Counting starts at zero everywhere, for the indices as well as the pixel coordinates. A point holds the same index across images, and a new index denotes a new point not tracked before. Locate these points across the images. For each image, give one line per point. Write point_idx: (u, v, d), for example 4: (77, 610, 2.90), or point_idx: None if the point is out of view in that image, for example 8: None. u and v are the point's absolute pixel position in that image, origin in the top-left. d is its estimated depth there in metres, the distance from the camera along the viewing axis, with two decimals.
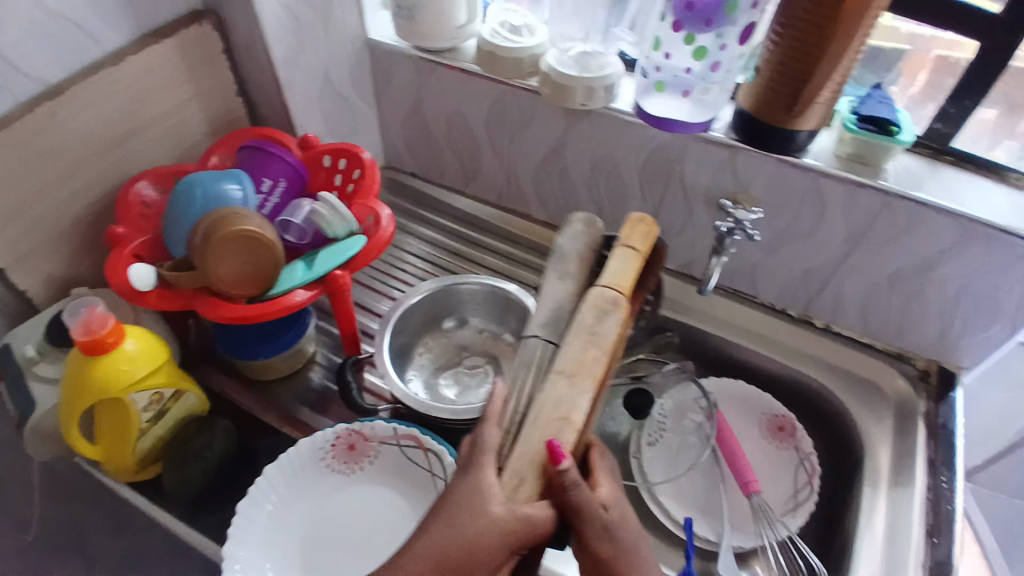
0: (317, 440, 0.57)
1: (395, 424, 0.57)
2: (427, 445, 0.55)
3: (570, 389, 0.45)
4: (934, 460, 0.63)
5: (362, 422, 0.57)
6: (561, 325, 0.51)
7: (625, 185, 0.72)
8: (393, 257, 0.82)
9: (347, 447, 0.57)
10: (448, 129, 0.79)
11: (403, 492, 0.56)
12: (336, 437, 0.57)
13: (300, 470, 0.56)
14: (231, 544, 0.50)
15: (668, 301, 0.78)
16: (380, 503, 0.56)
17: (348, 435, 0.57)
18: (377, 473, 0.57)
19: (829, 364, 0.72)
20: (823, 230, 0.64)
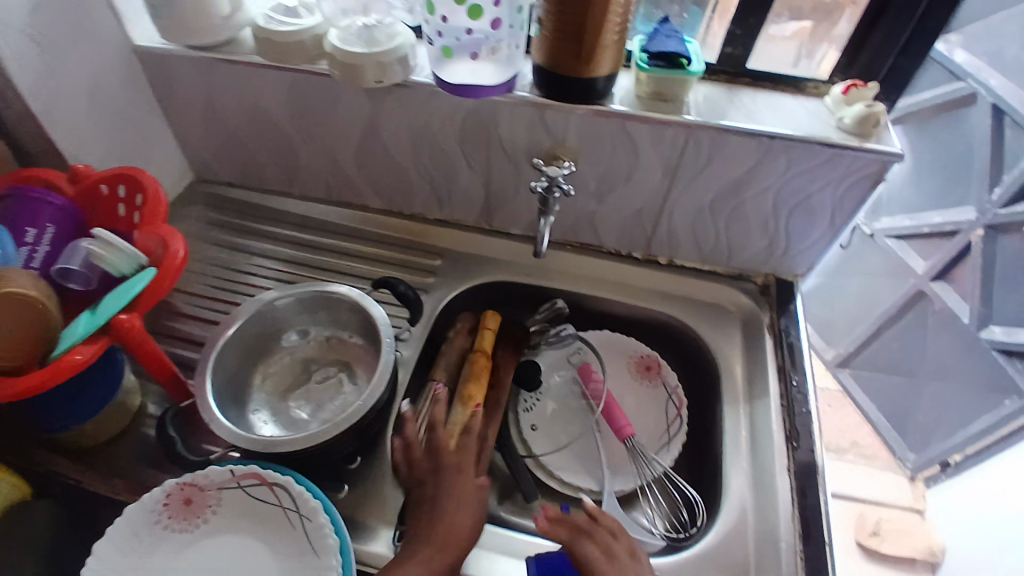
0: (147, 503, 0.52)
1: (231, 465, 0.54)
2: (271, 480, 0.53)
3: (465, 419, 0.62)
4: (783, 366, 0.67)
5: (193, 473, 0.53)
6: (450, 372, 0.67)
7: (449, 157, 0.69)
8: (228, 279, 0.75)
9: (184, 502, 0.54)
10: (253, 129, 0.73)
11: (255, 533, 0.54)
12: (167, 495, 0.53)
13: (132, 541, 0.51)
14: None
15: (521, 267, 0.76)
16: (234, 549, 0.54)
17: (180, 490, 0.54)
18: (223, 521, 0.54)
19: (677, 297, 0.75)
20: (641, 169, 0.65)
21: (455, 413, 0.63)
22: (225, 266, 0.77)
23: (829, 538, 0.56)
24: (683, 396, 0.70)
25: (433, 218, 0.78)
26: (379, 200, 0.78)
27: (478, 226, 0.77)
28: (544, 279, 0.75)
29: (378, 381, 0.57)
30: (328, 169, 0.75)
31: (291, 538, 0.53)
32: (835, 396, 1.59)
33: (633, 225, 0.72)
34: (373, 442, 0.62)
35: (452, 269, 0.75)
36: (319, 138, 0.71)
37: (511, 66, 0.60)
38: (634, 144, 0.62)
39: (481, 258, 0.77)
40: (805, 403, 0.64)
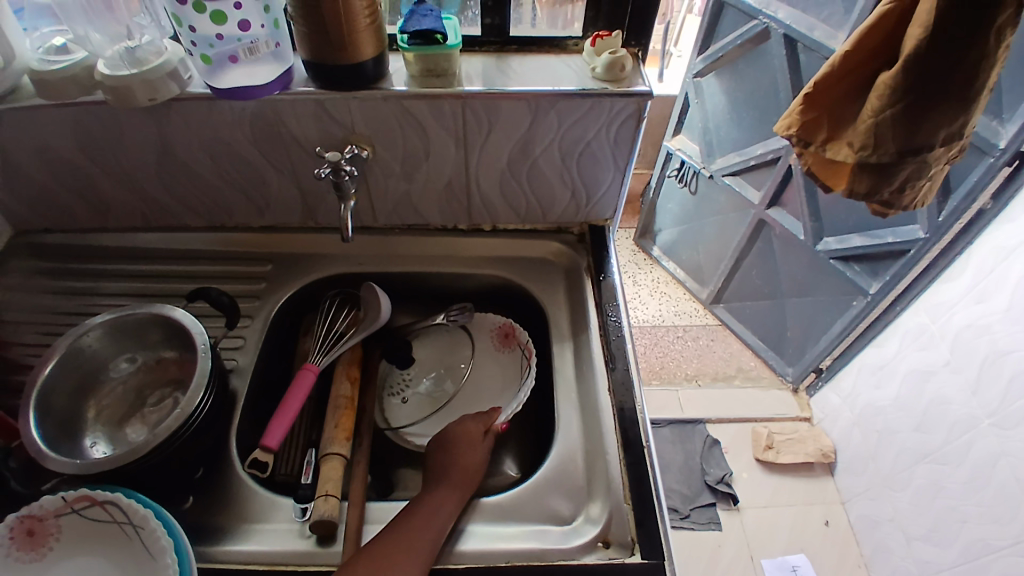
0: None
1: (64, 492, 0.53)
2: (100, 499, 0.53)
3: (339, 385, 0.67)
4: (601, 302, 0.72)
5: (28, 504, 0.53)
6: (328, 345, 0.70)
7: (251, 162, 0.69)
8: (54, 325, 0.73)
9: (26, 533, 0.53)
10: (46, 168, 0.70)
11: (105, 553, 0.53)
12: (10, 528, 0.52)
13: None
14: None
15: (354, 259, 0.78)
16: (83, 570, 0.53)
17: (21, 521, 0.53)
18: (74, 543, 0.53)
19: (506, 258, 0.80)
20: (434, 145, 0.69)
21: (338, 387, 0.67)
22: (52, 312, 0.74)
23: (646, 442, 0.61)
24: (532, 348, 0.72)
25: (257, 226, 0.78)
26: (198, 218, 0.77)
27: (303, 226, 0.78)
28: (377, 265, 0.78)
29: (205, 385, 0.58)
30: (138, 198, 0.74)
31: (136, 558, 0.52)
32: (717, 329, 1.72)
33: (447, 198, 0.75)
34: (217, 452, 0.62)
35: (282, 272, 0.76)
36: (119, 167, 0.70)
37: (280, 61, 0.62)
38: (416, 121, 0.66)
39: (311, 256, 0.78)
40: (619, 330, 0.69)
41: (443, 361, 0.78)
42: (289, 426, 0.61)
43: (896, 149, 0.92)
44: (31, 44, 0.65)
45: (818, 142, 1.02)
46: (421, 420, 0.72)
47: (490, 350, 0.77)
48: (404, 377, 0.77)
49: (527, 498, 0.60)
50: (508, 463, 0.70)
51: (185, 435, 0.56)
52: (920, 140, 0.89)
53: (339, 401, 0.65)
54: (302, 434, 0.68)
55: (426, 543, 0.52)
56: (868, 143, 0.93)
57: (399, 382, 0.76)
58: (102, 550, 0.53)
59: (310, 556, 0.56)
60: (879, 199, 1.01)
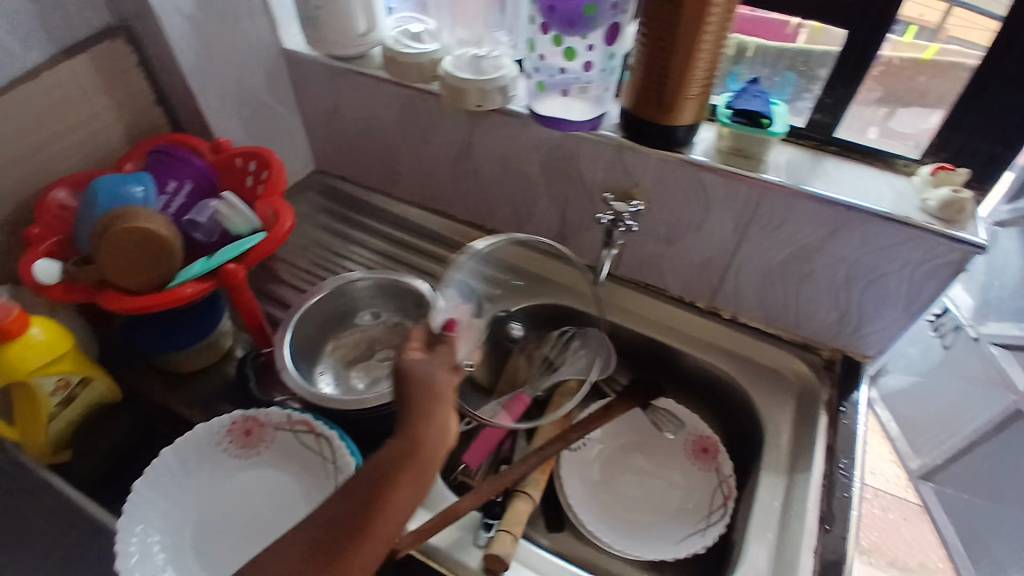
0: (214, 425, 0.58)
1: (290, 410, 0.59)
2: (319, 429, 0.58)
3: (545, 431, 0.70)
4: (833, 448, 0.65)
5: (258, 408, 0.59)
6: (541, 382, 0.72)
7: (532, 182, 0.73)
8: (320, 260, 0.83)
9: (243, 432, 0.59)
10: (367, 132, 0.81)
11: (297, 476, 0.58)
12: (233, 422, 0.59)
13: (197, 455, 0.57)
14: (126, 519, 0.52)
15: (584, 297, 0.78)
16: (274, 485, 0.58)
17: (244, 421, 0.59)
18: (276, 455, 0.59)
19: (735, 354, 0.73)
20: (711, 221, 0.66)
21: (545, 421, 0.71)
22: (322, 248, 0.85)
23: None
24: (733, 488, 0.66)
25: (509, 237, 0.82)
26: (464, 212, 0.83)
27: (549, 252, 0.80)
28: (601, 311, 0.76)
29: None
30: (424, 180, 0.82)
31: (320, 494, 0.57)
32: (912, 510, 1.46)
33: (699, 275, 0.72)
34: None
35: (517, 285, 0.79)
36: (420, 150, 0.78)
37: (598, 105, 0.65)
38: (705, 195, 0.64)
39: (548, 278, 0.79)
40: (847, 489, 0.61)
41: (628, 434, 0.72)
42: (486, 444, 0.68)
43: None
44: (389, 23, 0.76)
45: None
46: (586, 493, 0.67)
47: (686, 455, 0.70)
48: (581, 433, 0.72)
49: None
50: (666, 571, 0.64)
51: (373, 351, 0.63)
52: None
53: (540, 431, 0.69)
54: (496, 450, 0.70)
55: (362, 529, 0.41)
56: None
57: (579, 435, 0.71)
58: (296, 472, 0.58)
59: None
60: None
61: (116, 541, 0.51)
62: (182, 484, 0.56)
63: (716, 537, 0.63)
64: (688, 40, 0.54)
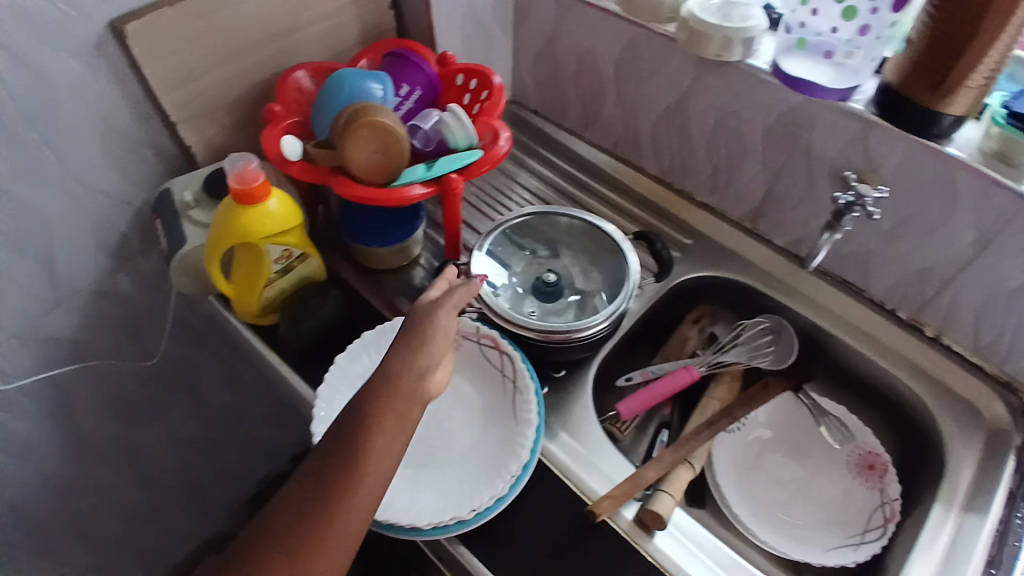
0: (409, 321, 0.63)
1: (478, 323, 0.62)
2: (503, 347, 0.60)
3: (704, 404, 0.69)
4: (1014, 493, 0.60)
5: None
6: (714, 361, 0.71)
7: (746, 147, 0.69)
8: (504, 187, 0.84)
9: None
10: (578, 68, 0.79)
11: (477, 385, 0.61)
12: None
13: (393, 345, 0.62)
14: (325, 388, 0.57)
15: (769, 277, 0.74)
16: (455, 389, 0.61)
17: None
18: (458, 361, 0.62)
19: (925, 374, 0.68)
20: (948, 228, 0.60)
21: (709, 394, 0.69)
22: (506, 175, 0.85)
23: None
24: (897, 511, 0.62)
25: (698, 201, 0.79)
26: (656, 166, 0.80)
27: (741, 224, 0.76)
28: (785, 296, 0.72)
29: (604, 315, 0.61)
30: (623, 126, 0.80)
31: (494, 406, 0.60)
32: None
33: (910, 282, 0.67)
34: (580, 364, 0.68)
35: (700, 252, 0.76)
36: (630, 94, 0.75)
37: (855, 77, 0.59)
38: (953, 198, 0.58)
39: (734, 253, 0.76)
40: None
41: (788, 430, 0.70)
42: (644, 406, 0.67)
43: None
44: None
45: None
46: (736, 476, 0.66)
47: (847, 466, 0.67)
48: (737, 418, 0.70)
49: None
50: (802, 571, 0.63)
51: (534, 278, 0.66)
52: None
53: (706, 404, 0.68)
54: (652, 412, 0.70)
55: (336, 516, 0.38)
56: None
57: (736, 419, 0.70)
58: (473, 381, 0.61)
59: (632, 536, 0.56)
60: None
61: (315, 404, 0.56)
62: (376, 369, 0.61)
63: (870, 553, 0.60)
64: (1003, 13, 0.48)
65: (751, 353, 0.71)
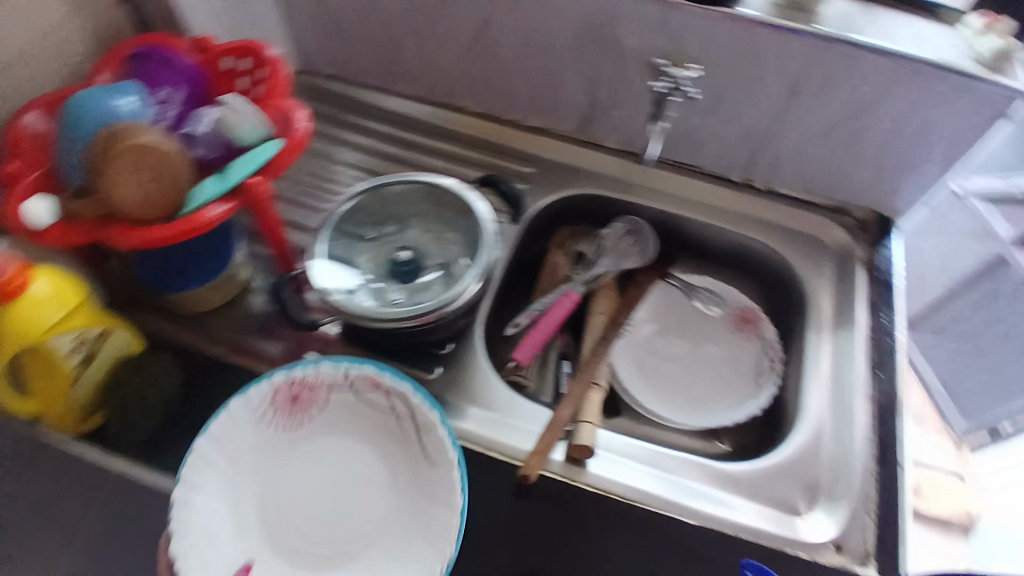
0: (251, 399, 0.51)
1: (343, 364, 0.53)
2: (387, 385, 0.53)
3: (594, 320, 0.69)
4: (874, 301, 0.67)
5: (301, 369, 0.52)
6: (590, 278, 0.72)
7: (558, 59, 0.67)
8: (321, 170, 0.75)
9: (292, 398, 0.53)
10: (363, 21, 0.72)
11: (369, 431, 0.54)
12: (273, 390, 0.52)
13: (249, 440, 0.51)
14: (176, 543, 0.46)
15: (615, 182, 0.75)
16: (343, 455, 0.53)
17: (290, 386, 0.52)
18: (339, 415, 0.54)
19: (769, 224, 0.72)
20: (758, 85, 0.63)
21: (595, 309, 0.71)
22: (319, 156, 0.77)
23: (903, 460, 0.58)
24: (779, 351, 0.69)
25: (526, 126, 0.77)
26: (475, 102, 0.76)
27: (574, 138, 0.76)
28: (635, 197, 0.74)
29: (474, 273, 0.58)
30: (429, 68, 0.74)
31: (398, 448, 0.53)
32: None
33: (737, 148, 0.70)
34: (463, 330, 0.65)
35: (545, 176, 0.75)
36: (426, 34, 0.70)
37: None
38: (756, 58, 0.60)
39: (575, 168, 0.75)
40: (893, 340, 0.64)
41: (672, 314, 0.74)
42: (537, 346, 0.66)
43: None
44: None
45: None
46: (638, 373, 0.70)
47: (731, 327, 0.72)
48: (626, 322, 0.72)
49: (760, 478, 0.58)
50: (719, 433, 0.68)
51: (386, 261, 0.61)
52: None
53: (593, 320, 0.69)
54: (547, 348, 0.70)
55: None
56: None
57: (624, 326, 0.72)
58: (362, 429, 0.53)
59: (569, 475, 0.57)
60: None
61: (175, 556, 0.46)
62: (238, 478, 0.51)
63: (771, 398, 0.67)
64: None
65: (618, 257, 0.73)
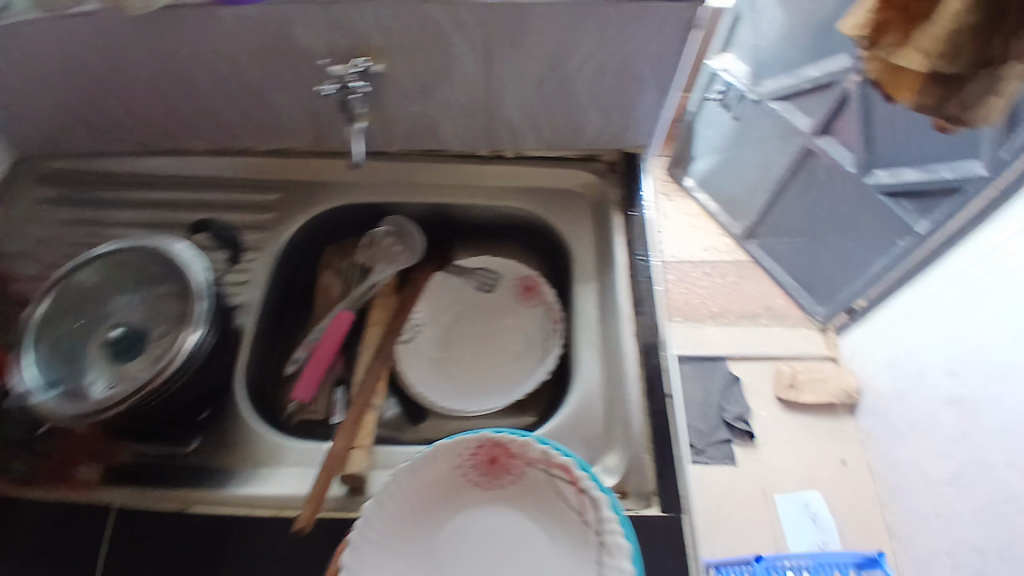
0: (457, 449, 0.48)
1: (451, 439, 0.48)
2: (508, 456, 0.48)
3: (371, 334, 0.66)
4: (631, 239, 0.67)
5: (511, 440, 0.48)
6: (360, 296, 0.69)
7: (251, 79, 0.62)
8: (56, 257, 0.69)
9: (489, 460, 0.49)
10: (30, 86, 0.64)
11: (513, 501, 0.49)
12: (477, 447, 0.48)
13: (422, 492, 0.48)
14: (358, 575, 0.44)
15: (364, 186, 0.73)
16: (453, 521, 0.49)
17: (491, 448, 0.48)
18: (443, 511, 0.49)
19: (524, 189, 0.73)
20: (453, 60, 0.60)
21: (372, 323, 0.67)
22: (46, 242, 0.70)
23: (670, 391, 0.58)
24: (559, 311, 0.69)
25: (263, 150, 0.72)
26: (200, 142, 0.71)
27: (311, 151, 0.72)
28: (385, 194, 0.72)
29: (196, 321, 0.55)
30: (132, 116, 0.68)
31: (550, 510, 0.49)
32: (747, 266, 1.64)
33: (468, 122, 0.68)
34: (225, 388, 0.61)
35: (290, 202, 0.71)
36: (103, 84, 0.63)
37: None
38: (436, 34, 0.58)
39: (320, 182, 0.73)
40: (649, 270, 0.65)
41: (455, 305, 0.73)
42: (321, 374, 0.64)
43: (973, 62, 0.70)
44: None
45: (887, 46, 0.76)
46: (431, 371, 0.68)
47: (515, 300, 0.72)
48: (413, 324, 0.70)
49: (545, 441, 0.59)
50: (526, 408, 0.68)
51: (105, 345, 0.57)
52: (993, 51, 0.69)
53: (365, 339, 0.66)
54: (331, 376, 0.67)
55: None
56: (945, 55, 0.69)
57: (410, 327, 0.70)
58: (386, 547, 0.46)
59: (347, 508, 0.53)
60: (945, 116, 0.78)
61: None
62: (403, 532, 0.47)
63: (558, 358, 0.67)
64: None
65: (387, 265, 0.71)
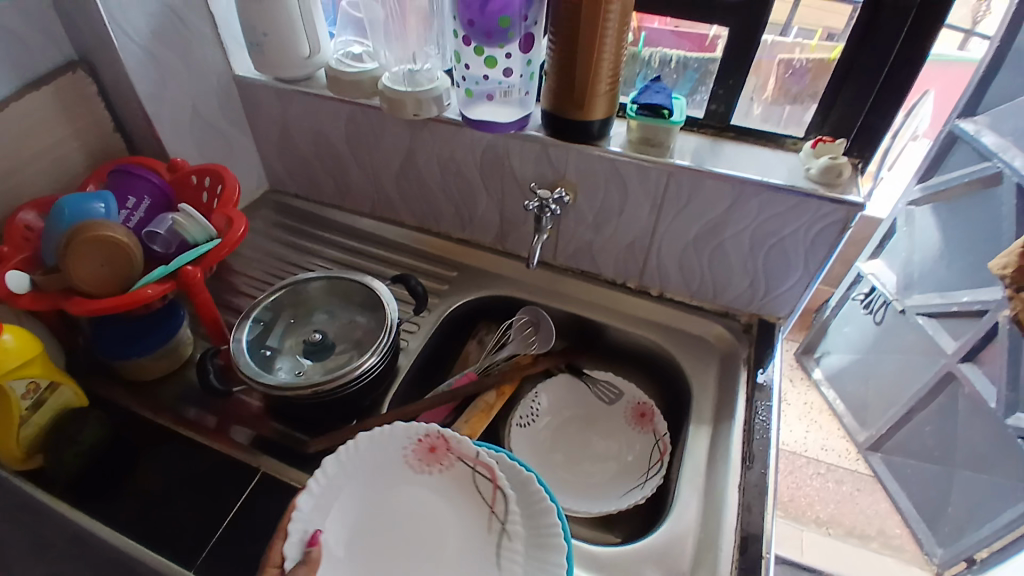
0: (410, 429, 0.60)
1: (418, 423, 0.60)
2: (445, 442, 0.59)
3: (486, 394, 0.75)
4: (751, 396, 0.73)
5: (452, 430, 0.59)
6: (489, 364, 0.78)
7: (471, 184, 0.80)
8: (281, 270, 0.88)
9: (429, 448, 0.59)
10: (317, 149, 0.88)
11: (441, 491, 0.58)
12: (426, 433, 0.60)
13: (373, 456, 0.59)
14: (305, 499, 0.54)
15: (523, 285, 0.86)
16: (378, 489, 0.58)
17: (435, 437, 0.59)
18: (386, 483, 0.58)
19: (661, 327, 0.81)
20: (630, 205, 0.74)
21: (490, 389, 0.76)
22: (278, 258, 0.90)
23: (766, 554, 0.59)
24: (668, 444, 0.72)
25: (455, 237, 0.89)
26: (412, 217, 0.90)
27: (493, 247, 0.88)
28: (537, 296, 0.84)
29: (375, 350, 0.67)
30: (374, 188, 0.89)
31: (468, 505, 0.57)
32: (866, 480, 1.53)
33: (626, 257, 0.80)
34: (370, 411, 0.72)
35: (465, 281, 0.86)
36: (367, 161, 0.85)
37: (523, 107, 0.72)
38: (623, 182, 0.71)
39: (492, 274, 0.87)
40: (765, 433, 0.69)
41: (570, 409, 0.79)
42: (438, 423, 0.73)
43: None
44: (332, 47, 0.83)
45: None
46: (535, 457, 0.74)
47: (630, 420, 0.77)
48: (530, 409, 0.78)
49: (623, 561, 0.60)
50: (613, 526, 0.70)
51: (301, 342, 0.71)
52: None
53: (478, 404, 0.74)
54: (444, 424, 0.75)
55: None
56: None
57: (527, 409, 0.78)
58: (333, 498, 0.56)
59: None
60: None
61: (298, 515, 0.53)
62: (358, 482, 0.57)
63: (656, 487, 0.69)
64: (589, 49, 0.61)
65: (519, 346, 0.80)
